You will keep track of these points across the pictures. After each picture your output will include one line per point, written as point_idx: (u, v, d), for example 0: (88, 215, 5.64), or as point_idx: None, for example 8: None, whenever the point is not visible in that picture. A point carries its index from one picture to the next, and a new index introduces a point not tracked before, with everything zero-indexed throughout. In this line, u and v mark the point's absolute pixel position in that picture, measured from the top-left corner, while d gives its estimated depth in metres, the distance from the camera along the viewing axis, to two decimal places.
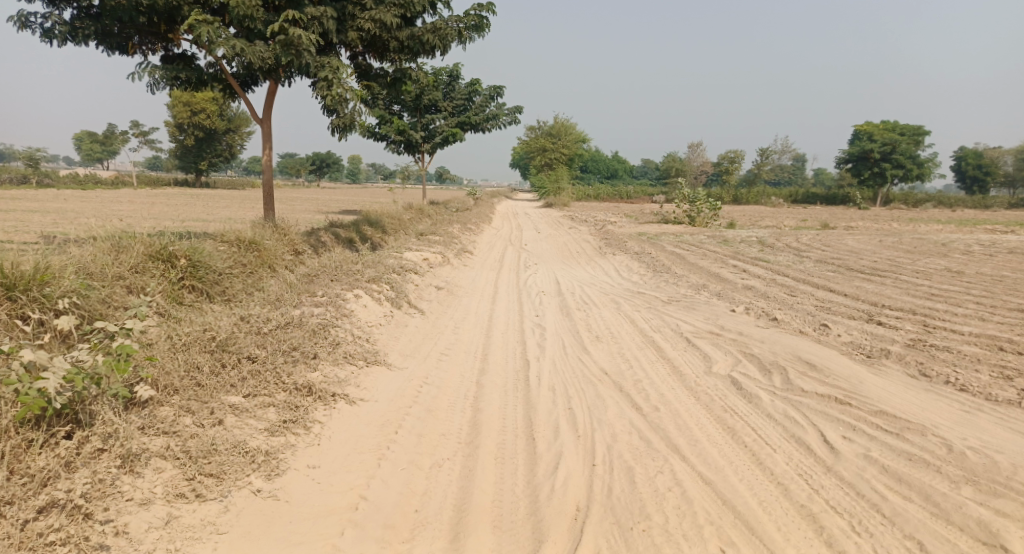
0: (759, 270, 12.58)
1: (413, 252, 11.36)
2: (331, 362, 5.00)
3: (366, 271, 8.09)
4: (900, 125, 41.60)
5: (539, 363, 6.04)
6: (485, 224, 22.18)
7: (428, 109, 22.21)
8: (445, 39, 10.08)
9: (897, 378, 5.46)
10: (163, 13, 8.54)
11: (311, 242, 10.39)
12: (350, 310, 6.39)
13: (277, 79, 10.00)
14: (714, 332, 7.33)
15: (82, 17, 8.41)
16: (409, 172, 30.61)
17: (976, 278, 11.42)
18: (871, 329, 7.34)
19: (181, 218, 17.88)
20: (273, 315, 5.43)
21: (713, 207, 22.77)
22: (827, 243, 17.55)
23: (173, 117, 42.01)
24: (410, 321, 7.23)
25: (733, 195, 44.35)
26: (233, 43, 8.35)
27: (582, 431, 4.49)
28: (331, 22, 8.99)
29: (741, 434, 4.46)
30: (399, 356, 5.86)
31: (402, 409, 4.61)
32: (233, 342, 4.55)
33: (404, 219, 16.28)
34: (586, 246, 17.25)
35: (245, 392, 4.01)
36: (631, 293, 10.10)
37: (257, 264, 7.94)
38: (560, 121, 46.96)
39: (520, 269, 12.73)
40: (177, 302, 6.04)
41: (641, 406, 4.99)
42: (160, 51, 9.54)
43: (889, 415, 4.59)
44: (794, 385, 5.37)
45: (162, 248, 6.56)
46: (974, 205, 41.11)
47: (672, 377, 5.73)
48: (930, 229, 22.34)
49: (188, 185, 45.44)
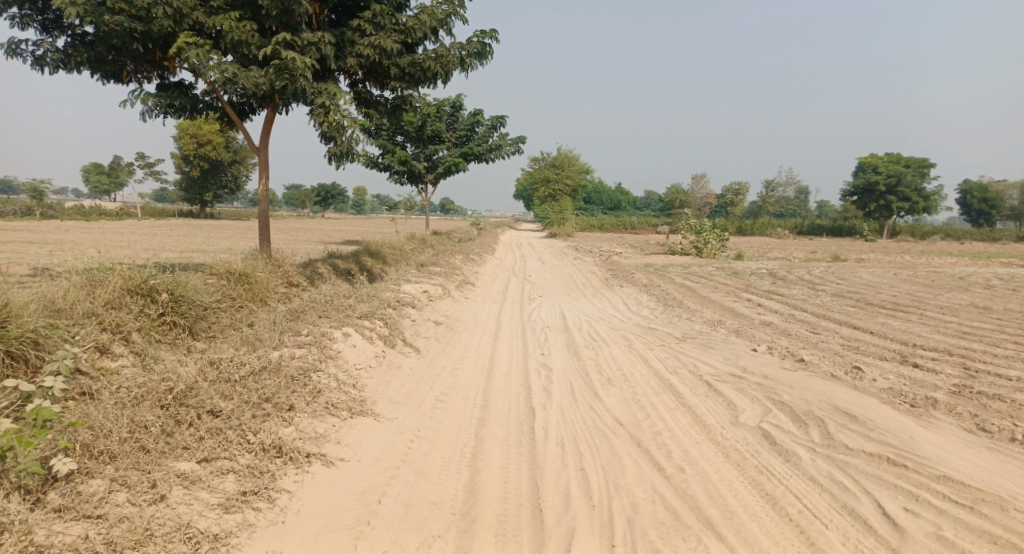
0: (774, 304, 11.96)
1: (412, 284, 10.81)
2: (309, 415, 4.39)
3: (359, 306, 7.52)
4: (904, 157, 41.36)
5: (545, 412, 5.40)
6: (488, 255, 21.71)
7: (432, 140, 21.95)
8: (447, 67, 9.67)
9: (951, 433, 4.81)
10: (159, 40, 8.16)
11: (307, 273, 9.88)
12: (336, 351, 5.79)
13: (275, 107, 9.62)
14: (736, 374, 6.70)
15: (76, 44, 8.05)
16: (411, 203, 30.17)
17: (1006, 315, 10.77)
18: (909, 372, 6.69)
19: (180, 249, 17.46)
20: (248, 359, 4.86)
21: (720, 238, 22.23)
22: (841, 276, 16.89)
23: (179, 148, 42.09)
24: (403, 362, 6.62)
25: (738, 226, 44.08)
26: (225, 67, 7.94)
27: (598, 499, 3.85)
28: (330, 47, 8.61)
29: (783, 503, 3.82)
30: (389, 405, 5.22)
31: (388, 472, 3.97)
32: (193, 394, 3.98)
33: (405, 250, 15.78)
34: (592, 277, 16.65)
35: (200, 456, 3.43)
36: (642, 329, 9.48)
37: (246, 298, 7.38)
38: (563, 153, 46.90)
39: (524, 302, 12.14)
40: (151, 343, 5.47)
41: (663, 465, 4.35)
42: (156, 79, 9.14)
43: (955, 483, 3.94)
44: (836, 441, 4.72)
45: (142, 281, 5.97)
46: (982, 237, 40.59)
47: (695, 429, 5.09)
48: (943, 262, 21.77)
49: (193, 216, 45.44)
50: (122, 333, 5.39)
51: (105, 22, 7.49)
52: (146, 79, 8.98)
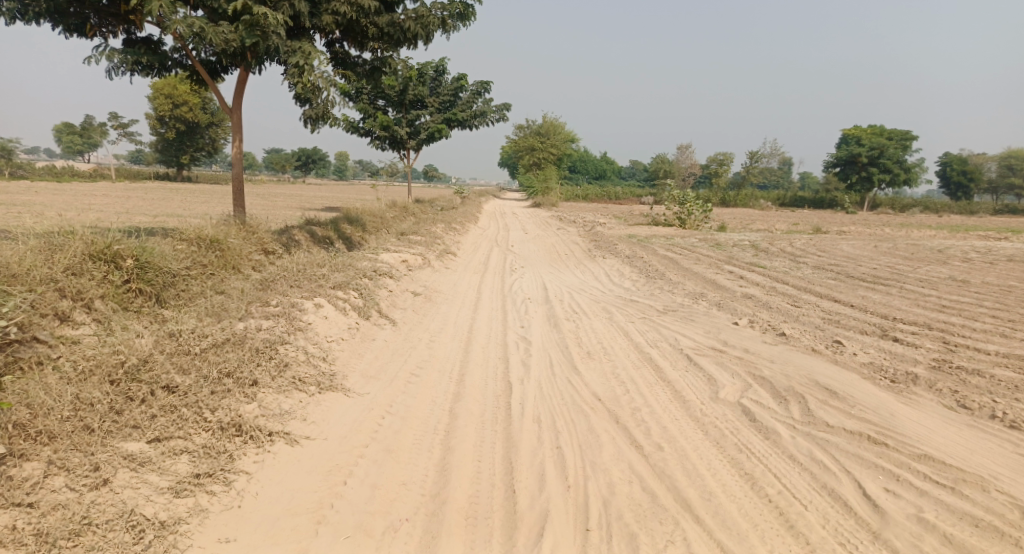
0: (756, 277, 11.89)
1: (390, 253, 10.53)
2: (274, 390, 4.19)
3: (334, 276, 7.26)
4: (888, 129, 41.34)
5: (523, 387, 5.26)
6: (470, 224, 21.42)
7: (414, 104, 21.38)
8: (428, 28, 9.21)
9: (931, 410, 4.75)
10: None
11: (283, 240, 9.56)
12: (306, 323, 5.56)
13: (247, 66, 9.15)
14: (717, 348, 6.61)
15: None
16: (394, 170, 29.62)
17: (983, 289, 10.81)
18: (889, 347, 6.63)
19: (154, 214, 16.90)
20: (211, 331, 4.64)
21: (704, 208, 22.11)
22: (822, 248, 16.90)
23: (154, 109, 40.74)
24: (378, 334, 6.41)
25: (721, 197, 44.10)
26: (192, 21, 7.44)
27: (573, 479, 3.73)
28: (304, 3, 8.12)
29: (763, 484, 3.73)
30: (361, 379, 5.03)
31: (355, 451, 3.80)
32: (148, 368, 3.78)
33: (386, 217, 15.44)
34: (575, 247, 16.48)
35: (151, 436, 3.27)
36: (623, 301, 9.36)
37: (218, 265, 7.08)
38: (549, 120, 46.25)
39: (505, 273, 11.97)
40: (114, 311, 5.21)
41: (641, 443, 4.24)
42: (122, 34, 8.61)
43: (936, 462, 3.87)
44: (816, 418, 4.63)
45: (105, 246, 5.65)
46: (960, 210, 41.01)
47: (674, 405, 4.98)
48: (922, 235, 21.88)
49: (169, 180, 44.28)
50: (83, 300, 5.11)
51: None
52: (112, 34, 8.44)
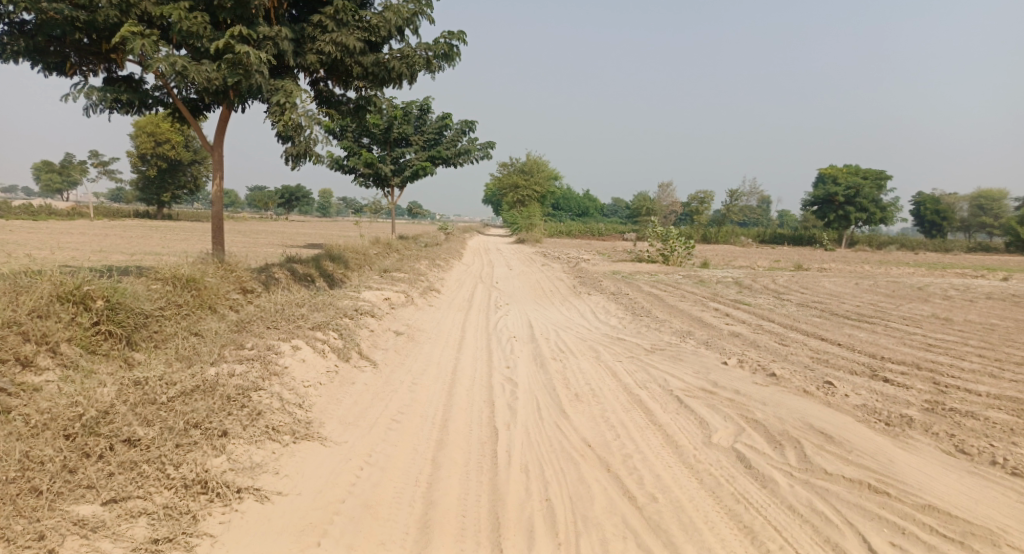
0: (742, 314, 11.84)
1: (372, 291, 10.32)
2: (245, 441, 3.94)
3: (313, 316, 7.03)
4: (863, 169, 42.41)
5: (509, 433, 5.03)
6: (455, 261, 21.28)
7: (398, 142, 21.44)
8: (413, 67, 9.22)
9: (930, 455, 4.61)
10: (105, 30, 7.53)
11: (262, 279, 9.32)
12: (282, 367, 5.31)
13: (229, 104, 9.05)
14: (707, 390, 6.44)
15: (13, 32, 7.31)
16: (377, 207, 29.56)
17: (966, 327, 10.85)
18: (880, 388, 6.53)
19: (131, 252, 16.53)
20: (179, 377, 4.39)
21: (687, 245, 22.26)
22: (805, 285, 17.01)
23: (136, 147, 40.53)
24: (358, 377, 6.16)
25: (703, 234, 44.62)
26: (174, 60, 7.34)
27: (564, 535, 3.52)
28: (288, 43, 8.09)
29: (763, 538, 3.54)
30: (338, 427, 4.78)
31: (331, 507, 3.56)
32: (108, 421, 3.56)
33: (369, 254, 15.25)
34: (560, 285, 16.38)
35: (106, 497, 3.08)
36: (610, 340, 9.21)
37: (194, 305, 6.83)
38: (532, 159, 46.82)
39: (490, 311, 11.79)
40: (81, 355, 4.94)
41: (634, 494, 4.03)
42: (102, 72, 8.48)
43: (942, 513, 3.73)
44: (814, 465, 4.47)
45: (74, 287, 5.40)
46: (935, 248, 41.91)
47: (666, 450, 4.79)
48: (901, 272, 22.20)
49: (149, 217, 43.79)
50: (49, 345, 4.84)
51: (44, 9, 6.87)
52: (92, 72, 8.31)
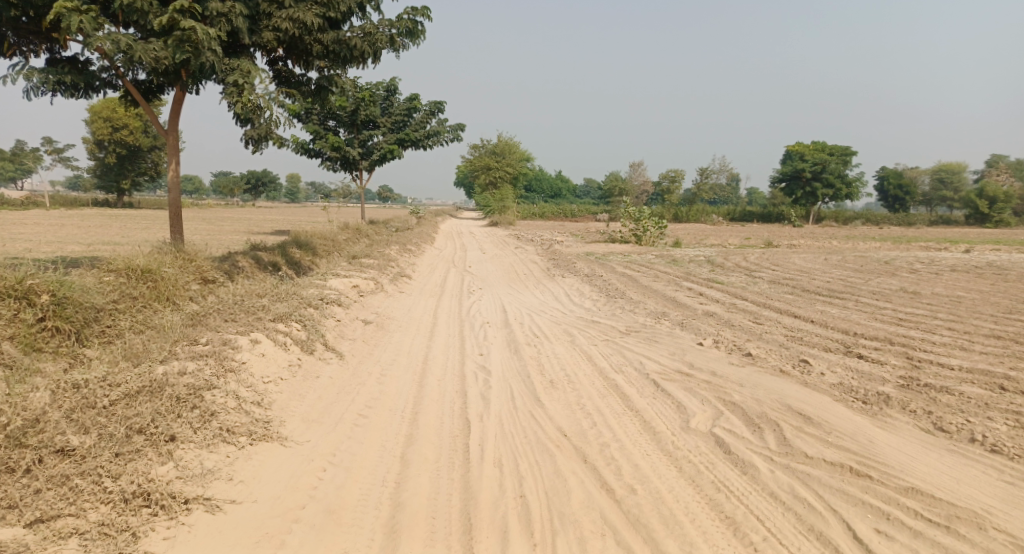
0: (715, 293, 11.80)
1: (340, 278, 9.98)
2: (196, 445, 3.66)
3: (276, 306, 6.70)
4: (829, 146, 42.90)
5: (483, 425, 4.82)
6: (427, 246, 20.90)
7: (366, 124, 20.85)
8: (376, 46, 8.83)
9: (909, 434, 4.54)
10: (42, 7, 6.98)
11: (224, 268, 8.91)
12: (239, 363, 5.00)
13: (182, 85, 8.55)
14: (684, 372, 6.32)
15: None
16: (347, 191, 28.91)
17: (935, 300, 10.95)
18: (856, 365, 6.48)
19: (88, 243, 15.77)
20: (125, 378, 4.06)
21: (659, 224, 22.22)
22: (776, 262, 17.10)
23: (92, 132, 38.94)
24: (323, 371, 5.88)
25: (674, 213, 44.84)
26: (117, 38, 6.80)
27: (539, 535, 3.33)
28: (242, 20, 7.55)
29: (746, 529, 3.41)
30: (300, 425, 4.52)
31: (290, 514, 3.31)
32: (37, 432, 3.26)
33: (338, 240, 14.83)
34: (534, 267, 16.15)
35: (31, 518, 2.80)
36: (585, 323, 9.06)
37: (151, 298, 6.43)
38: (503, 140, 46.33)
39: (463, 295, 11.54)
40: (25, 353, 4.58)
41: (612, 486, 3.87)
42: (43, 53, 7.89)
43: (925, 496, 3.65)
44: (794, 448, 4.36)
45: (16, 283, 5.02)
46: (899, 222, 42.80)
47: (644, 437, 4.65)
48: (868, 247, 22.54)
49: (109, 206, 42.28)
50: None
51: None
52: (32, 53, 7.74)
